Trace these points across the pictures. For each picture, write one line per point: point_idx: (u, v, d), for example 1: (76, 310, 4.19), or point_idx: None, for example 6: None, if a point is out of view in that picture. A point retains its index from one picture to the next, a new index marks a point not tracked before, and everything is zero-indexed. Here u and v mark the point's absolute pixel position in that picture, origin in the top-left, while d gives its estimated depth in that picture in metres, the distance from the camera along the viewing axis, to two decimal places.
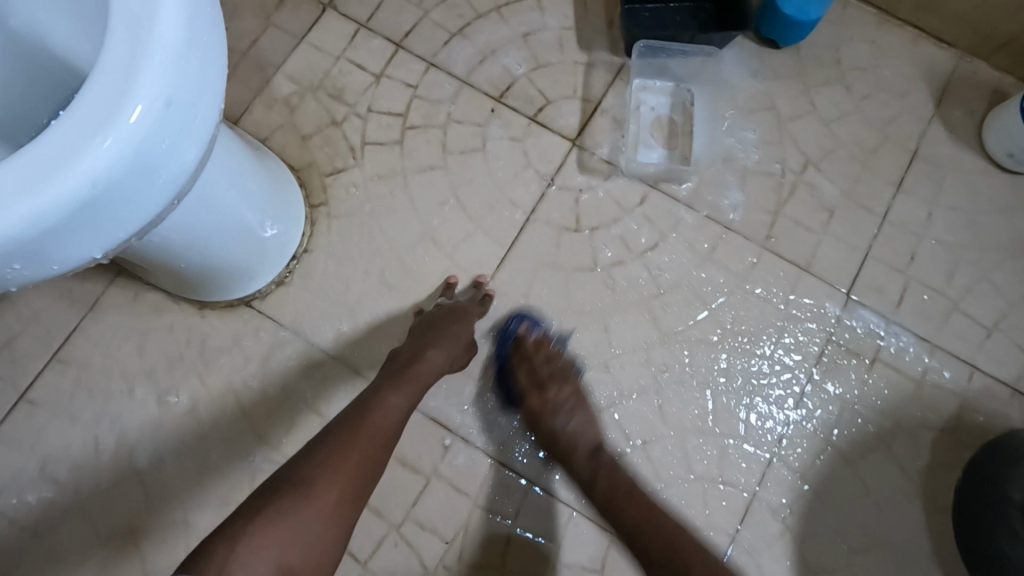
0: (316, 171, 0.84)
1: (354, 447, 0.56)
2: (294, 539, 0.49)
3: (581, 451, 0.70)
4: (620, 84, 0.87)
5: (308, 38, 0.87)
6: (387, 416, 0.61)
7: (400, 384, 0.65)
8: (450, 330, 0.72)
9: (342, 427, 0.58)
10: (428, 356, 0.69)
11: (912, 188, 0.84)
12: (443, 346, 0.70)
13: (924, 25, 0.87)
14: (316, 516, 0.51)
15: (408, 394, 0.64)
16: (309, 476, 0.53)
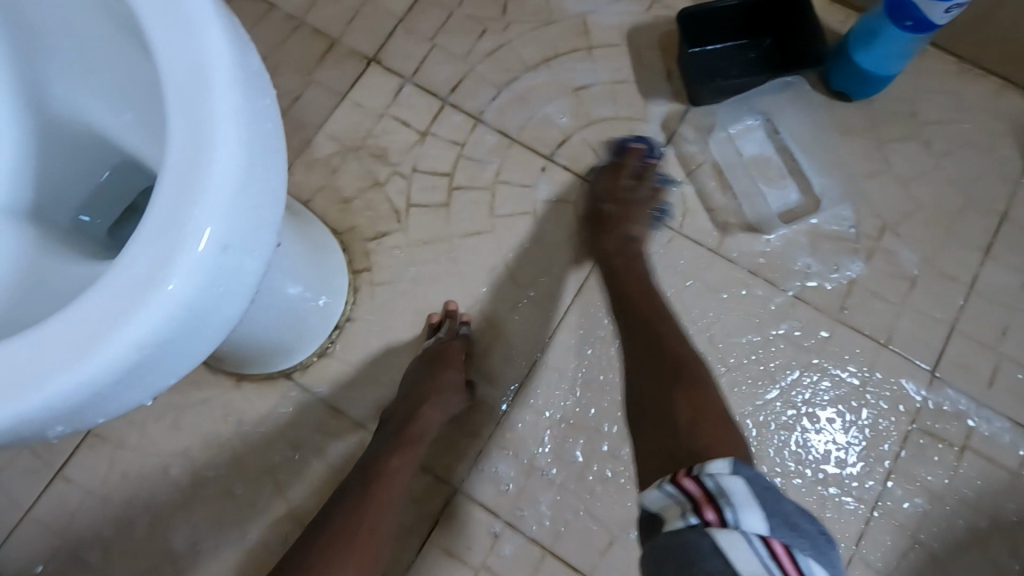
0: (358, 236, 0.80)
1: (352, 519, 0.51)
2: None
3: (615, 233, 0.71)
4: (679, 141, 0.81)
5: (351, 95, 0.84)
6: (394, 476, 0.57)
7: (400, 448, 0.60)
8: (441, 377, 0.68)
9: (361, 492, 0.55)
10: (422, 416, 0.64)
11: (1001, 255, 0.77)
12: (437, 397, 0.66)
13: (1010, 75, 0.80)
14: None
15: (404, 455, 0.60)
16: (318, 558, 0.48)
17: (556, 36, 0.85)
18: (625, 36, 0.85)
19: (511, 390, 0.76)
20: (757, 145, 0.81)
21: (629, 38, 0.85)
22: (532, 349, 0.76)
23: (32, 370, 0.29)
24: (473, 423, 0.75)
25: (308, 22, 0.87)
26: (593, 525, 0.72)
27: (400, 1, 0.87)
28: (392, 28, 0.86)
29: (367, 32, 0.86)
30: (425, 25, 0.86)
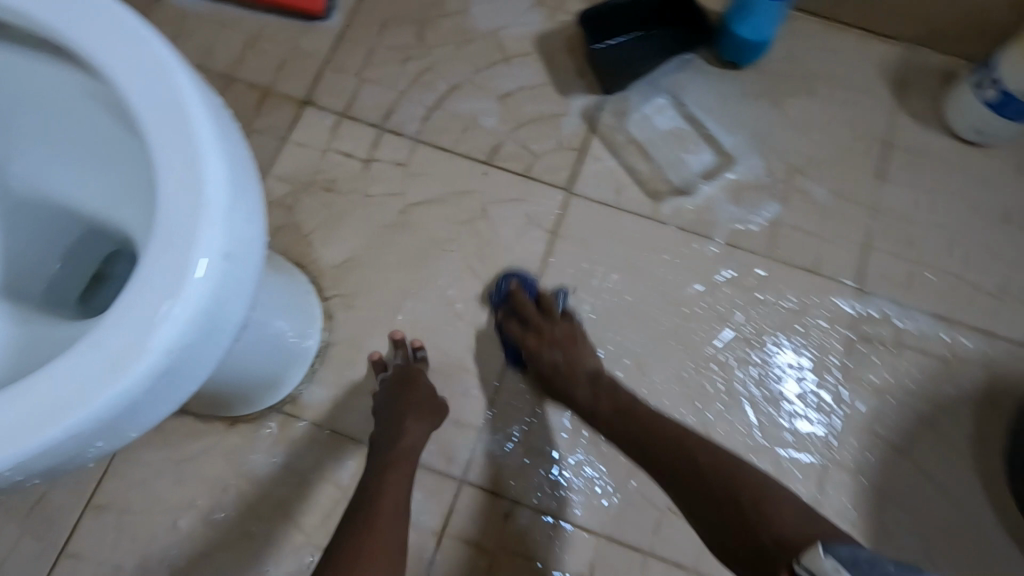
0: (321, 264, 0.83)
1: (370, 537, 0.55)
2: None
3: (584, 362, 0.72)
4: (602, 128, 0.90)
5: (292, 137, 0.89)
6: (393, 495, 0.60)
7: (390, 465, 0.63)
8: (410, 395, 0.71)
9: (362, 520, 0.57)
10: (407, 430, 0.68)
11: (893, 178, 0.88)
12: (414, 415, 0.69)
13: (867, 26, 0.93)
14: None
15: (394, 479, 0.62)
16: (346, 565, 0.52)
17: (473, 54, 0.93)
18: (535, 44, 0.93)
19: (495, 380, 0.79)
20: (671, 118, 0.90)
21: (539, 44, 0.94)
22: (508, 336, 0.80)
23: (70, 391, 0.33)
24: (466, 417, 0.78)
25: (238, 76, 0.91)
26: (586, 489, 0.76)
27: (322, 44, 0.93)
28: (319, 70, 0.92)
29: (296, 78, 0.92)
30: (351, 63, 0.92)
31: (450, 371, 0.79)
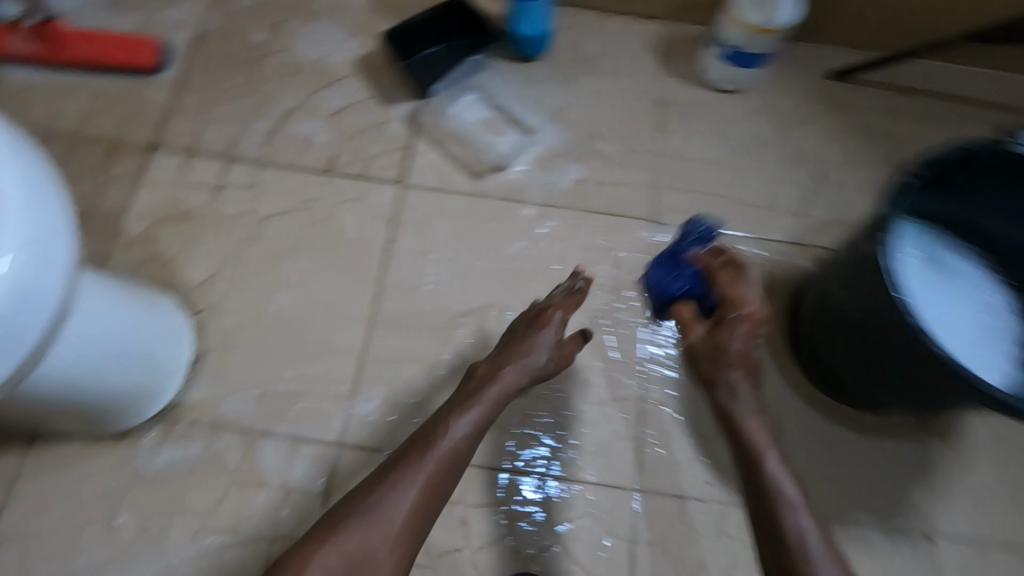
0: (187, 284, 0.92)
1: (394, 477, 0.64)
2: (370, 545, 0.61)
3: (731, 344, 0.73)
4: (424, 127, 1.03)
5: (145, 179, 0.98)
6: (463, 448, 0.68)
7: (461, 403, 0.71)
8: (539, 333, 0.78)
9: (414, 457, 0.66)
10: (503, 372, 0.74)
11: (670, 128, 1.06)
12: (521, 360, 0.76)
13: (630, 11, 1.12)
14: (371, 536, 0.61)
15: (468, 439, 0.68)
16: (367, 503, 0.63)
17: (303, 82, 1.05)
18: (356, 65, 1.07)
19: (358, 352, 0.89)
20: (481, 108, 1.05)
21: (360, 65, 1.07)
22: (365, 314, 0.92)
23: None
24: (336, 388, 0.87)
25: (87, 134, 1.00)
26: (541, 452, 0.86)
27: (163, 94, 1.03)
28: (163, 117, 1.02)
29: (143, 127, 1.01)
30: (192, 106, 1.03)
31: (317, 352, 0.89)
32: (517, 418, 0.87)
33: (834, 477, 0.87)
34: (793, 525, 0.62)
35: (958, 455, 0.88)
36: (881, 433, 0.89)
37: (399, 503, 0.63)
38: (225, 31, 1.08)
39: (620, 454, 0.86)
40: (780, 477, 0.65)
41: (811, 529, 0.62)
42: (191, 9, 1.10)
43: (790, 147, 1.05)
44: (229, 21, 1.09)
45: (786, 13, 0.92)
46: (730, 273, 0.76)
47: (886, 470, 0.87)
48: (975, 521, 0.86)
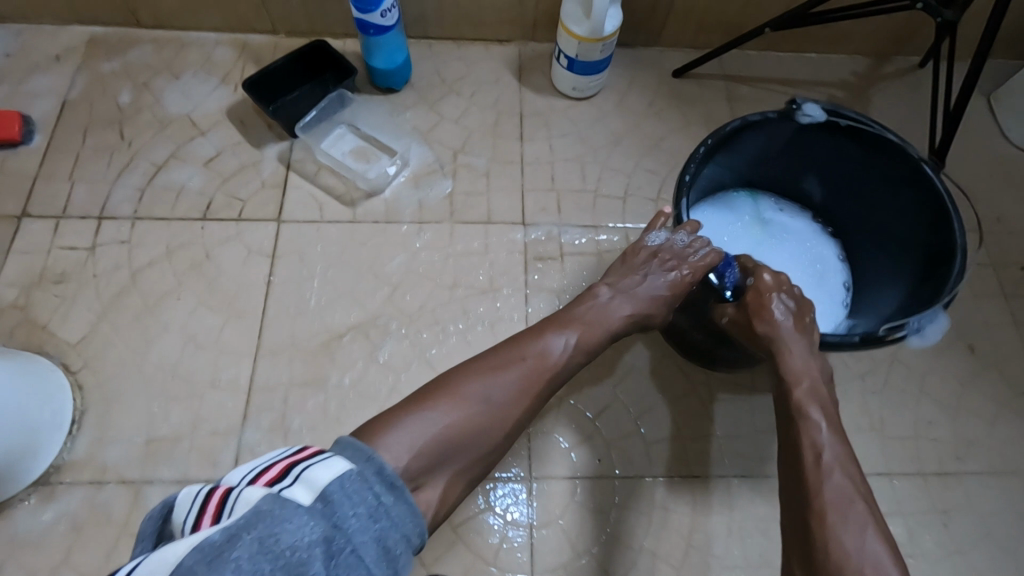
0: (65, 345, 0.92)
1: (484, 365, 0.68)
2: (465, 426, 0.63)
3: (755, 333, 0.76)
4: (296, 164, 1.07)
5: (13, 247, 0.98)
6: (562, 359, 0.71)
7: (581, 301, 0.79)
8: (641, 272, 0.82)
9: (509, 354, 0.70)
10: (620, 305, 0.79)
11: (532, 137, 1.13)
12: (630, 298, 0.80)
13: (485, 36, 1.20)
14: (468, 416, 0.63)
15: (600, 335, 0.76)
16: (456, 387, 0.65)
17: (173, 135, 1.08)
18: (226, 114, 1.11)
19: (246, 387, 0.91)
20: (352, 140, 1.09)
21: (229, 113, 1.11)
22: (251, 349, 0.93)
23: None
24: (226, 426, 0.89)
25: None
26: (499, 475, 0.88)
27: (28, 163, 1.04)
28: (29, 185, 1.03)
29: (10, 197, 1.01)
30: (60, 171, 1.04)
31: (205, 392, 0.90)
32: None
33: (716, 437, 0.92)
34: (793, 396, 0.70)
35: None
36: (755, 390, 0.95)
37: (497, 399, 0.66)
38: (91, 96, 1.11)
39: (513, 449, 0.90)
40: (794, 356, 0.72)
41: (811, 403, 0.68)
42: (54, 79, 1.12)
43: (644, 140, 1.14)
44: (94, 86, 1.11)
45: (609, 24, 1.01)
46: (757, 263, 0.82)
47: (763, 424, 0.93)
48: None
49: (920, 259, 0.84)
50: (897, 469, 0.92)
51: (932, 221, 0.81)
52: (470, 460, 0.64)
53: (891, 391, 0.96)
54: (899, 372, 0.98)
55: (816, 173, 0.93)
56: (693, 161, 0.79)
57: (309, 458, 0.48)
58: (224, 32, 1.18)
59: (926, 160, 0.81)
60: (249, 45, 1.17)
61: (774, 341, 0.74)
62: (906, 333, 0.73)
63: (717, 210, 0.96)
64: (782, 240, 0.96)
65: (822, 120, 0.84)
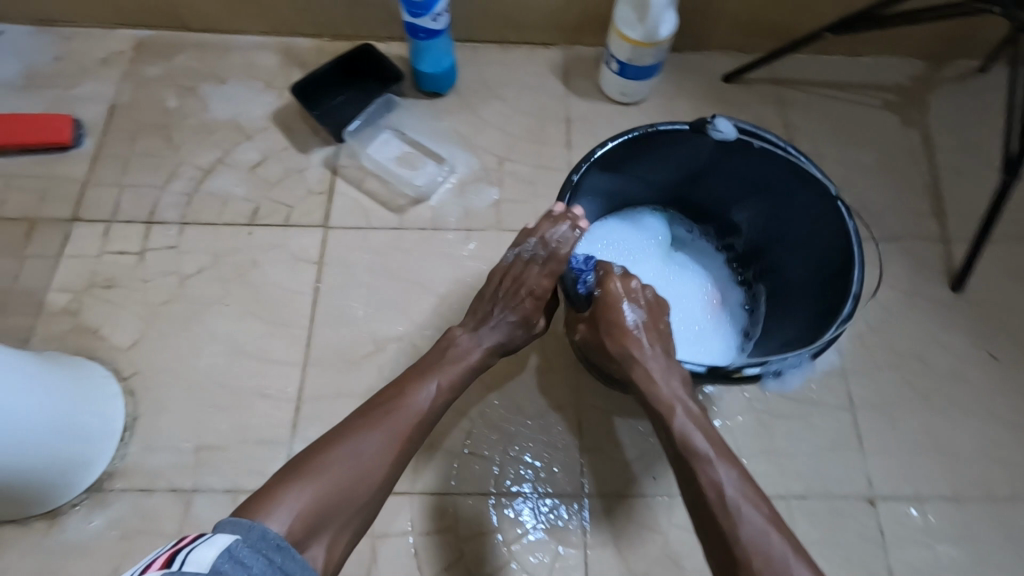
0: (116, 351, 0.92)
1: (354, 420, 0.69)
2: (343, 483, 0.64)
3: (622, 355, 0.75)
4: (340, 170, 1.06)
5: (65, 252, 0.98)
6: (426, 407, 0.72)
7: (439, 347, 0.78)
8: (493, 295, 0.81)
9: (378, 411, 0.70)
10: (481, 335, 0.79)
11: (579, 144, 1.11)
12: (486, 331, 0.80)
13: (530, 39, 1.18)
14: (343, 472, 0.64)
15: (463, 370, 0.76)
16: (330, 445, 0.66)
17: (219, 140, 1.08)
18: (270, 119, 1.10)
19: (295, 397, 0.90)
20: (397, 145, 1.08)
21: (274, 118, 1.10)
22: (298, 358, 0.92)
23: None
24: (275, 437, 0.88)
25: (4, 217, 1.01)
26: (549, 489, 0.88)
27: (78, 168, 1.05)
28: (80, 190, 1.03)
29: (60, 202, 1.02)
30: (108, 176, 1.04)
31: (253, 401, 0.90)
32: (459, 439, 0.90)
33: (773, 455, 0.89)
34: (675, 427, 0.69)
35: (885, 416, 0.92)
36: (814, 406, 0.92)
37: (361, 455, 0.66)
38: (137, 101, 1.11)
39: (561, 463, 0.89)
40: (652, 380, 0.72)
41: (692, 428, 0.68)
42: (101, 83, 1.12)
43: None
44: (141, 91, 1.12)
45: (664, 28, 0.98)
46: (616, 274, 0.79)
47: (823, 443, 0.90)
48: (910, 479, 0.88)
49: (825, 297, 0.81)
50: (965, 494, 0.88)
51: (837, 263, 0.80)
52: (350, 518, 0.63)
53: (956, 411, 0.93)
54: (965, 391, 0.94)
55: (742, 202, 0.92)
56: (588, 160, 0.80)
57: (185, 542, 0.52)
58: (267, 36, 1.17)
59: (841, 199, 0.79)
60: (292, 49, 1.16)
61: (637, 363, 0.74)
62: (761, 371, 0.71)
63: (627, 224, 0.94)
64: (685, 271, 0.94)
65: (734, 138, 0.83)
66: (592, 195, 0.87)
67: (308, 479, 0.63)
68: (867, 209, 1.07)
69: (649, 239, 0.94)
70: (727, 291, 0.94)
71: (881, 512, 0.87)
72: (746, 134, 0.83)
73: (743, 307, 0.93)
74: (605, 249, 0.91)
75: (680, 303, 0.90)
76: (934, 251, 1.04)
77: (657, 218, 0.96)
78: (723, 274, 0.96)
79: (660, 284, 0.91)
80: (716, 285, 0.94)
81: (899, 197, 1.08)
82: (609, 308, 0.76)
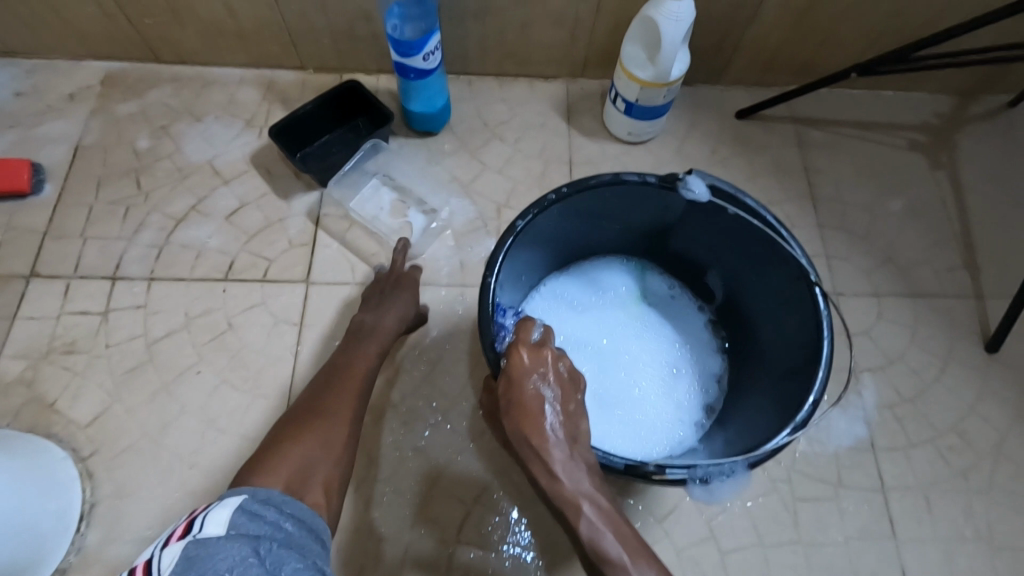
0: (75, 426, 0.84)
1: (317, 393, 0.70)
2: (324, 442, 0.63)
3: (517, 439, 0.61)
4: (325, 218, 0.98)
5: (22, 313, 0.90)
6: (367, 368, 0.75)
7: (348, 338, 0.79)
8: (374, 298, 0.85)
9: (334, 382, 0.72)
10: (380, 322, 0.81)
11: None
12: (387, 316, 0.82)
13: (531, 73, 1.10)
14: (324, 435, 0.64)
15: (382, 339, 0.79)
16: (306, 417, 0.66)
17: (192, 185, 1.00)
18: (250, 161, 1.02)
19: None
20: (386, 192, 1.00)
21: (253, 160, 1.02)
22: None
23: None
24: None
25: None
26: None
27: (38, 217, 0.96)
28: (39, 242, 0.94)
29: (18, 255, 0.93)
30: (72, 226, 0.96)
31: (225, 483, 0.81)
32: (453, 526, 0.82)
33: (797, 543, 0.81)
34: (580, 532, 0.57)
35: (918, 498, 0.84)
36: (842, 487, 0.84)
37: (329, 417, 0.66)
38: (105, 141, 1.02)
39: (566, 552, 0.82)
40: (557, 472, 0.59)
41: (602, 527, 0.56)
42: (65, 122, 1.03)
43: None
44: (109, 130, 1.03)
45: (677, 68, 0.90)
46: (533, 337, 0.66)
47: (851, 529, 0.82)
48: (946, 570, 0.81)
49: (785, 389, 0.70)
50: None
51: (803, 356, 0.69)
52: (334, 466, 0.62)
53: (995, 492, 0.85)
54: (1005, 470, 0.86)
55: (720, 264, 0.81)
56: (539, 207, 0.70)
57: (198, 509, 0.50)
58: (248, 69, 1.08)
59: (818, 282, 0.67)
60: (275, 83, 1.08)
61: (537, 456, 0.60)
62: (687, 476, 0.61)
63: (585, 275, 0.87)
64: (647, 331, 0.85)
65: (707, 200, 0.72)
66: (542, 242, 0.77)
67: (288, 441, 0.63)
68: (896, 260, 0.99)
69: (607, 294, 0.86)
70: (693, 358, 0.84)
71: None
72: (723, 194, 0.72)
73: (713, 378, 0.83)
74: (552, 304, 0.85)
75: (627, 370, 0.82)
76: (968, 309, 0.96)
77: (621, 271, 0.88)
78: (694, 338, 0.85)
79: (608, 348, 0.83)
80: (680, 349, 0.84)
81: (929, 247, 1.00)
82: (508, 380, 0.63)
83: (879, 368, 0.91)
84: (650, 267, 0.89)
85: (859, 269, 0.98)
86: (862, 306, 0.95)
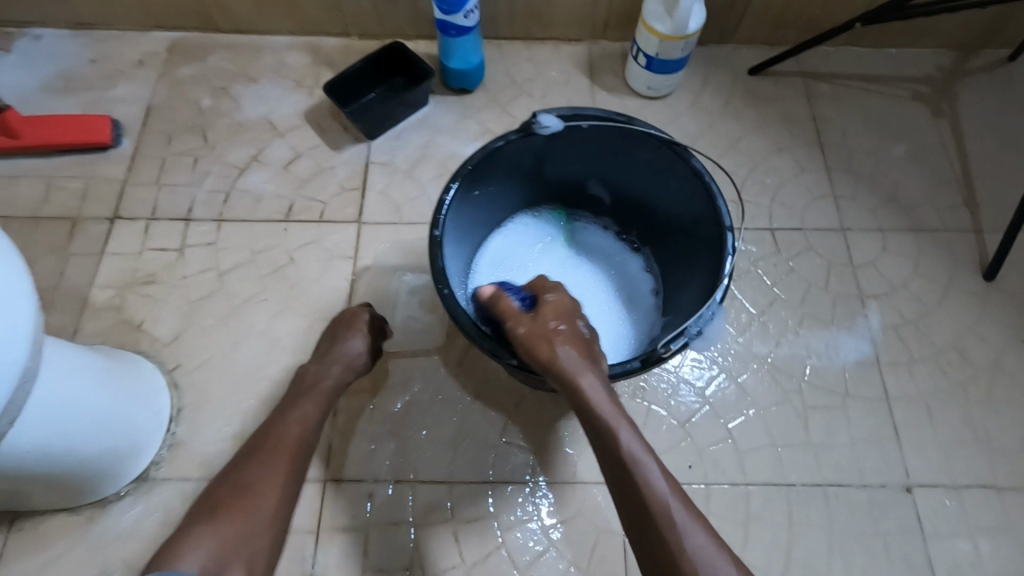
0: (159, 345, 0.94)
1: (254, 457, 0.71)
2: (239, 527, 0.63)
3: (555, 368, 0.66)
4: (373, 166, 1.08)
5: (108, 249, 1.01)
6: (303, 433, 0.74)
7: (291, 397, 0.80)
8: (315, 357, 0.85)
9: (268, 448, 0.72)
10: (316, 384, 0.81)
11: None
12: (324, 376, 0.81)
13: (556, 35, 1.19)
14: (244, 517, 0.64)
15: (318, 401, 0.78)
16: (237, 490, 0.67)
17: (252, 139, 1.10)
18: (302, 117, 1.12)
19: None
20: (427, 142, 1.10)
21: (305, 116, 1.12)
22: None
23: None
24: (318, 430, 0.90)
25: (47, 215, 1.03)
26: (587, 474, 0.89)
27: (117, 167, 1.07)
28: (119, 189, 1.05)
29: (100, 201, 1.04)
30: (147, 175, 1.07)
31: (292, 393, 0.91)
32: (495, 430, 0.91)
33: (809, 444, 0.89)
34: (618, 440, 0.63)
35: (921, 407, 0.92)
36: (849, 397, 0.92)
37: (254, 495, 0.66)
38: (172, 101, 1.13)
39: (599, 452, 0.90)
40: (594, 390, 0.65)
41: (634, 437, 0.64)
42: (137, 85, 1.14)
43: (723, 138, 1.11)
44: (176, 91, 1.14)
45: (693, 22, 0.98)
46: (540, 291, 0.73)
47: (859, 432, 0.90)
48: (947, 469, 0.88)
49: (709, 245, 0.82)
50: (1004, 482, 0.88)
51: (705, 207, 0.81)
52: (254, 548, 0.63)
53: (993, 401, 0.92)
54: (1003, 383, 0.94)
55: (597, 174, 0.93)
56: (442, 212, 0.75)
57: None
58: (298, 36, 1.19)
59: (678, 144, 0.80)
60: (322, 49, 1.18)
61: (579, 376, 0.66)
62: (684, 340, 0.70)
63: (510, 235, 0.97)
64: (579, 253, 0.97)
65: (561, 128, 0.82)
66: (457, 233, 0.84)
67: (206, 522, 0.63)
68: (899, 199, 1.07)
69: (528, 248, 0.96)
70: (618, 254, 0.97)
71: (918, 501, 0.87)
72: (568, 117, 0.83)
73: (642, 262, 0.97)
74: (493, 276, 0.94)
75: (582, 289, 0.94)
76: (967, 242, 1.03)
77: (526, 221, 0.98)
78: (606, 246, 0.98)
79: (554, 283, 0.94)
80: (604, 253, 0.98)
81: (931, 187, 1.08)
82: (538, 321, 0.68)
83: (884, 294, 0.99)
84: (540, 209, 0.99)
85: (865, 208, 1.06)
86: (868, 240, 1.03)
